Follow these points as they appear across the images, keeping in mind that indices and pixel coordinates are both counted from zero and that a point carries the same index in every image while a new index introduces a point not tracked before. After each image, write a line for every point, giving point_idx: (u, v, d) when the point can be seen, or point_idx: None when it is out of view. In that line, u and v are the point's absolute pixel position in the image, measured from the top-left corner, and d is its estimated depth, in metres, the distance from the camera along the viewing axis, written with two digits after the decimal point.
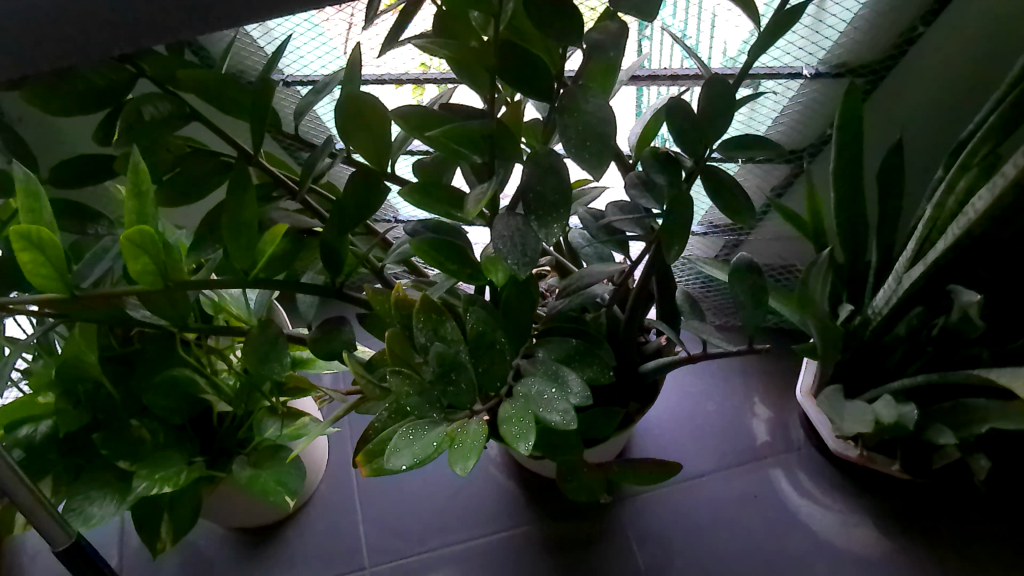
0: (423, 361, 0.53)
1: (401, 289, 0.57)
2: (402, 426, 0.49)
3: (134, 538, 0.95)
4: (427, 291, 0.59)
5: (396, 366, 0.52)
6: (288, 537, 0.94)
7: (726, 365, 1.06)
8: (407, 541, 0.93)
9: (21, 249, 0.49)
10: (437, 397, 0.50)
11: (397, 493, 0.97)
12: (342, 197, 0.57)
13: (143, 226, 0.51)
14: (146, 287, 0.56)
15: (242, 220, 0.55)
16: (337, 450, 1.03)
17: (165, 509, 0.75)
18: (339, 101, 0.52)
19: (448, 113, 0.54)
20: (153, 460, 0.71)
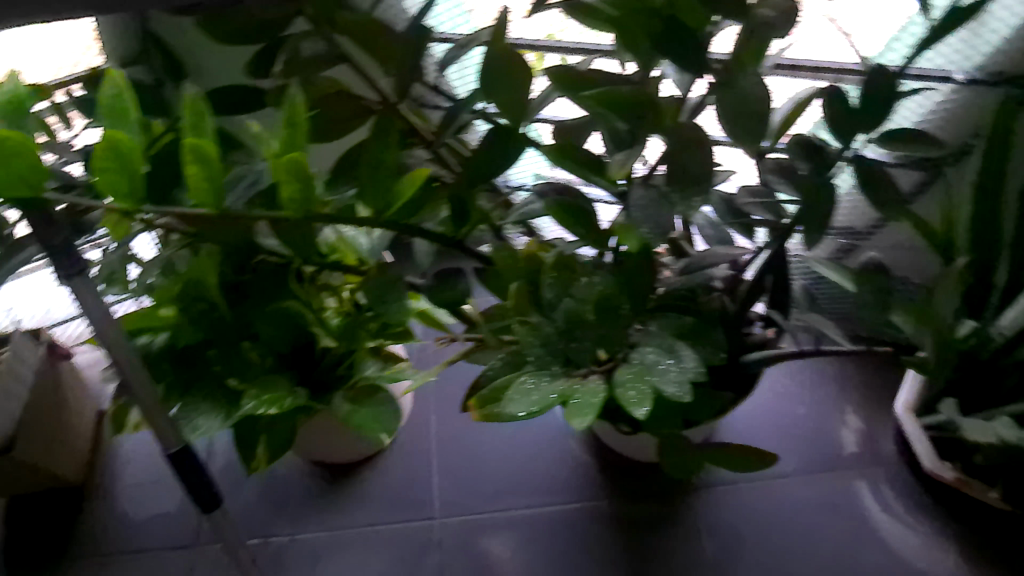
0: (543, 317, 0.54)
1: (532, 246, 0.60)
2: (522, 374, 0.51)
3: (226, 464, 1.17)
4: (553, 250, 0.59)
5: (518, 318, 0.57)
6: (364, 477, 0.99)
7: (821, 370, 1.04)
8: (481, 499, 0.96)
9: (188, 162, 0.51)
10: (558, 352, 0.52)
11: (475, 451, 1.00)
12: (475, 155, 0.60)
13: (298, 156, 0.53)
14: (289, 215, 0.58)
15: (383, 161, 0.57)
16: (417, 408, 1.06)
17: (263, 430, 0.79)
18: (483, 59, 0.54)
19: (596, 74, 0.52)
20: (261, 382, 0.75)
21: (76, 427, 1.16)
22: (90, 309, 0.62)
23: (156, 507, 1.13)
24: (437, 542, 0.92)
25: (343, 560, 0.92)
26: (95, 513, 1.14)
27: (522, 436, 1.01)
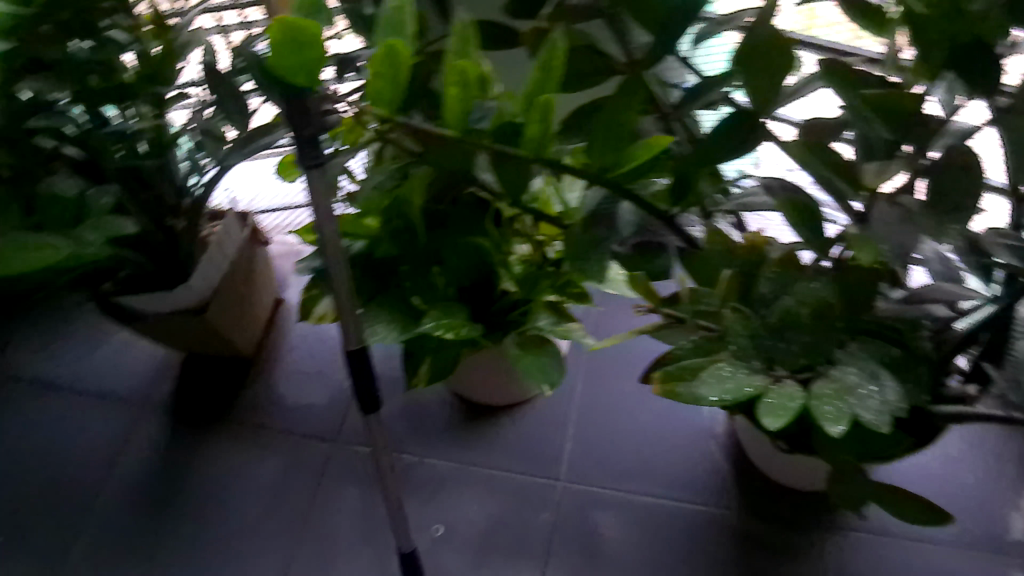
0: (757, 311, 0.60)
1: (758, 236, 0.62)
2: (723, 358, 0.58)
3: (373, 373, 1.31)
4: (776, 245, 0.63)
5: (729, 303, 0.61)
6: (500, 425, 1.13)
7: (1005, 447, 1.00)
8: (614, 478, 1.05)
9: (450, 84, 0.54)
10: (762, 348, 0.58)
11: (615, 430, 1.10)
12: (714, 137, 0.59)
13: (550, 101, 0.55)
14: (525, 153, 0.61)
15: (623, 120, 0.58)
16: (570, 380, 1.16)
17: (430, 351, 0.83)
18: (738, 45, 0.54)
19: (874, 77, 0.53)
20: (443, 306, 0.79)
21: (259, 307, 1.33)
22: (318, 205, 0.66)
23: (306, 397, 1.29)
24: (557, 501, 1.03)
25: (471, 493, 1.06)
26: (256, 386, 1.31)
27: (655, 428, 1.09)
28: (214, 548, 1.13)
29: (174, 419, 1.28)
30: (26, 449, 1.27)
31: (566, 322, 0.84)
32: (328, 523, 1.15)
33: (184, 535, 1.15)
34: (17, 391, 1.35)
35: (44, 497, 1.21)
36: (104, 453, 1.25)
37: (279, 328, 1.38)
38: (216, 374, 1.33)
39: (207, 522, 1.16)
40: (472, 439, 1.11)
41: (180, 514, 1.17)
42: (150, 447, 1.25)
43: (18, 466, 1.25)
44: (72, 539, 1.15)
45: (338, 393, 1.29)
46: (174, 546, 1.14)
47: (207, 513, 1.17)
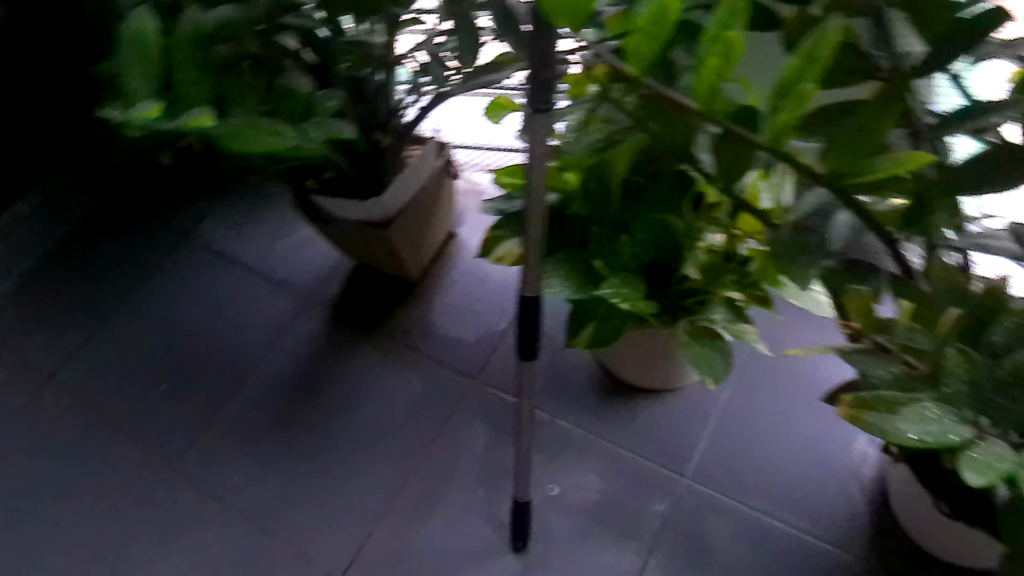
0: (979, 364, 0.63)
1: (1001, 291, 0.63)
2: (927, 405, 0.63)
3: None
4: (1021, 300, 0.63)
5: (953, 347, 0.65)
6: (638, 407, 1.15)
7: None
8: (743, 491, 1.06)
9: (713, 53, 0.58)
10: (974, 401, 0.63)
11: (754, 444, 1.09)
12: (967, 165, 0.58)
13: (807, 90, 0.56)
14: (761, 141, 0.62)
15: (871, 127, 0.56)
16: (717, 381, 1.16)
17: (598, 316, 0.84)
18: None
19: None
20: (624, 275, 0.79)
21: (434, 234, 1.37)
22: (536, 147, 0.66)
23: (457, 330, 1.33)
24: (677, 497, 1.07)
25: (595, 464, 1.11)
26: (414, 308, 1.37)
27: (797, 451, 1.08)
28: (349, 447, 1.23)
29: (336, 320, 1.37)
30: (209, 315, 1.41)
31: (742, 322, 0.82)
32: (452, 452, 1.20)
33: (326, 427, 1.26)
34: (207, 262, 1.48)
35: (217, 361, 1.36)
36: (271, 335, 1.37)
37: (447, 258, 1.42)
38: (381, 288, 1.40)
39: (348, 421, 1.26)
40: (610, 413, 1.15)
41: (326, 407, 1.28)
42: (310, 339, 1.36)
43: (201, 330, 1.40)
44: (235, 405, 1.30)
45: (488, 333, 1.32)
46: (315, 435, 1.25)
47: (348, 413, 1.27)
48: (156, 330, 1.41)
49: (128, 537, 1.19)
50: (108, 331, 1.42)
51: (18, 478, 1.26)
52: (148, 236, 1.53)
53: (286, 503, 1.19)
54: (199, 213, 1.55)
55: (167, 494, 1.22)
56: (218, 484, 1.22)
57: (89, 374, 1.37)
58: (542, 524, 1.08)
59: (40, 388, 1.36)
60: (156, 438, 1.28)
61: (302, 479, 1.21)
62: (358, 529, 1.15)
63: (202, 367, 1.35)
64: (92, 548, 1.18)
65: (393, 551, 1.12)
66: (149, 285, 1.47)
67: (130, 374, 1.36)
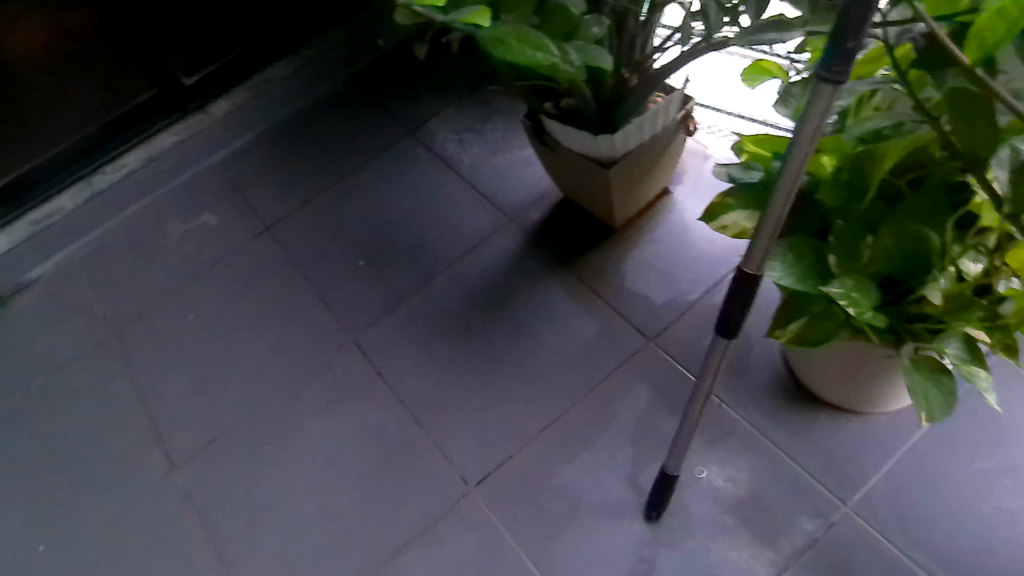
0: None
1: None
2: None
3: (717, 299, 1.27)
4: None
5: None
6: (814, 418, 1.08)
7: None
8: (907, 540, 0.98)
9: None
10: None
11: (935, 497, 1.00)
12: None
13: None
14: None
15: None
16: (909, 419, 1.06)
17: (812, 313, 0.79)
18: None
19: None
20: (858, 279, 0.73)
21: (651, 186, 1.34)
22: (811, 123, 0.60)
23: (646, 287, 1.30)
24: (832, 523, 1.00)
25: (753, 461, 1.07)
26: (610, 253, 1.36)
27: (982, 521, 0.97)
28: (513, 369, 1.25)
29: (532, 244, 1.39)
30: (415, 207, 1.48)
31: (978, 365, 0.73)
32: (610, 406, 1.19)
33: (497, 344, 1.29)
34: (426, 158, 1.54)
35: (414, 254, 1.42)
36: (469, 243, 1.41)
37: (656, 213, 1.38)
38: (583, 225, 1.39)
39: (517, 344, 1.28)
40: (783, 414, 1.10)
41: (503, 326, 1.30)
42: (503, 257, 1.38)
43: (405, 220, 1.47)
44: (420, 299, 1.36)
45: (675, 299, 1.28)
46: (487, 347, 1.29)
47: (521, 338, 1.29)
48: (367, 209, 1.49)
49: (301, 389, 1.30)
50: (326, 200, 1.52)
51: (227, 309, 1.41)
52: (383, 121, 1.61)
53: (444, 402, 1.24)
54: (432, 110, 1.60)
55: (342, 361, 1.31)
56: (388, 366, 1.29)
57: (305, 234, 1.48)
58: (681, 503, 1.06)
59: (262, 236, 1.50)
60: (345, 308, 1.37)
61: (465, 386, 1.25)
62: (502, 449, 1.17)
63: (399, 256, 1.42)
64: (270, 388, 1.30)
65: (530, 479, 1.14)
66: (373, 167, 1.55)
67: (338, 244, 1.46)
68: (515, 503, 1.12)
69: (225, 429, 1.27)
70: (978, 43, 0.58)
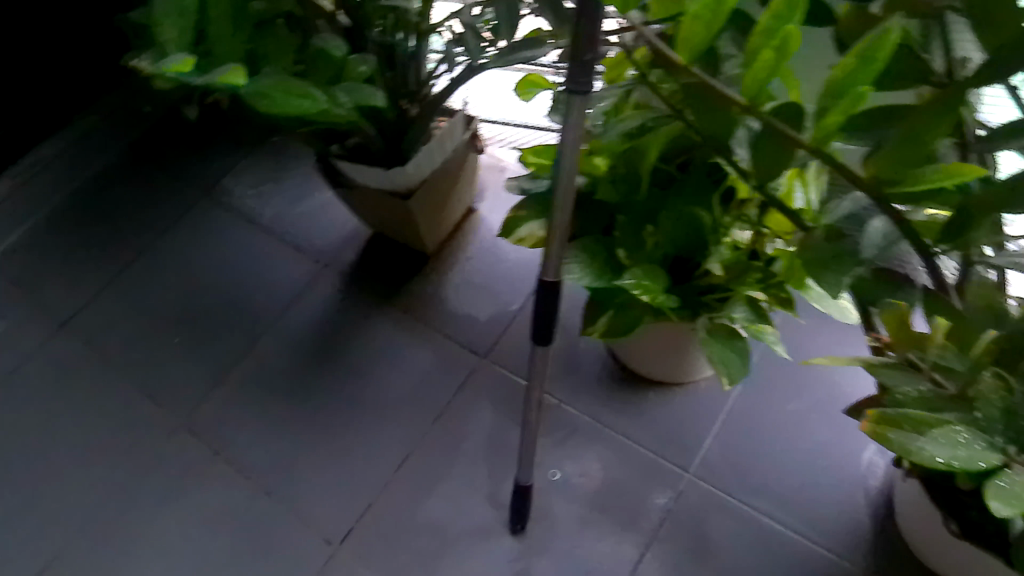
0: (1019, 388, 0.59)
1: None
2: (959, 429, 0.60)
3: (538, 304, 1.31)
4: None
5: (991, 367, 0.61)
6: (646, 396, 1.14)
7: None
8: (746, 491, 1.05)
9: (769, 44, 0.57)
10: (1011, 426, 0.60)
11: (759, 444, 1.09)
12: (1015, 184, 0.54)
13: (863, 94, 0.54)
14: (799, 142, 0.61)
15: (922, 138, 0.54)
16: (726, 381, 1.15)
17: (616, 306, 0.83)
18: None
19: None
20: (647, 267, 0.78)
21: (455, 207, 1.36)
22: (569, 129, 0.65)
23: (470, 306, 1.32)
24: (679, 492, 1.06)
25: (601, 451, 1.11)
26: (428, 279, 1.36)
27: (803, 456, 1.07)
28: (356, 416, 1.23)
29: (350, 286, 1.37)
30: (222, 271, 1.41)
31: (764, 322, 0.80)
32: (458, 429, 1.20)
33: (335, 394, 1.25)
34: (225, 218, 1.48)
35: (232, 319, 1.35)
36: (287, 297, 1.36)
37: (465, 232, 1.40)
38: (397, 257, 1.39)
39: (354, 389, 1.25)
40: (616, 399, 1.15)
41: (337, 373, 1.27)
42: (324, 304, 1.35)
43: (215, 285, 1.40)
44: (247, 365, 1.30)
45: (499, 312, 1.31)
46: (325, 399, 1.25)
47: (358, 381, 1.26)
48: (173, 282, 1.41)
49: (134, 488, 1.20)
50: (123, 281, 1.42)
51: (33, 419, 1.28)
52: (172, 187, 1.52)
53: (291, 465, 1.19)
54: (223, 169, 1.54)
55: (174, 447, 1.23)
56: (226, 442, 1.22)
57: (107, 322, 1.37)
58: (542, 508, 1.08)
59: (58, 332, 1.37)
60: (167, 391, 1.28)
61: (311, 443, 1.21)
62: (361, 499, 1.14)
63: (217, 324, 1.35)
64: (98, 495, 1.19)
65: (395, 522, 1.12)
66: (169, 236, 1.46)
67: (146, 325, 1.36)
68: (385, 550, 1.10)
69: (55, 552, 1.15)
70: (685, 43, 0.63)
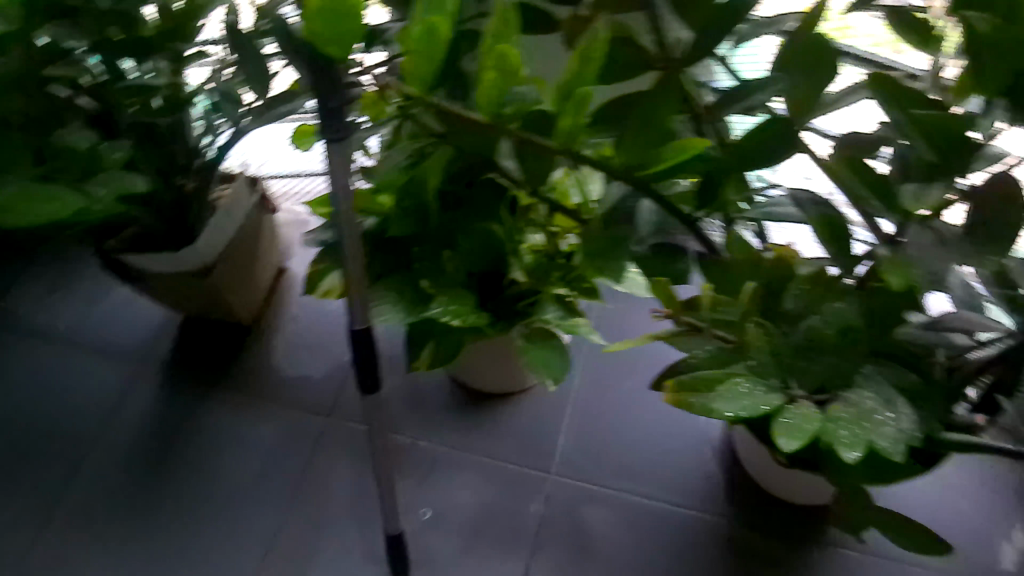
0: (783, 328, 0.64)
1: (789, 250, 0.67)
2: (739, 378, 0.62)
3: None
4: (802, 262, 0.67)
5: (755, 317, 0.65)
6: (496, 411, 1.15)
7: (999, 478, 1.07)
8: (610, 476, 1.08)
9: (489, 66, 0.56)
10: (784, 366, 0.63)
11: (610, 428, 1.13)
12: (743, 143, 0.61)
13: (586, 93, 0.57)
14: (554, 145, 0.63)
15: (656, 118, 0.59)
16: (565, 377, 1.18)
17: (435, 335, 0.83)
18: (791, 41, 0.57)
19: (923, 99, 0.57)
20: (453, 292, 0.79)
21: (263, 273, 1.32)
22: (336, 177, 0.64)
23: (302, 368, 1.28)
24: (548, 496, 1.06)
25: (466, 476, 1.09)
26: (252, 352, 1.30)
27: (651, 429, 1.12)
28: (203, 513, 1.13)
29: (169, 379, 1.27)
30: (17, 398, 1.26)
31: (575, 317, 0.84)
32: (318, 496, 1.14)
33: (175, 495, 1.14)
34: (10, 341, 1.33)
35: (39, 448, 1.20)
36: (100, 409, 1.24)
37: (281, 295, 1.36)
38: (213, 338, 1.31)
39: (197, 485, 1.15)
40: (467, 422, 1.14)
41: (173, 473, 1.17)
42: (145, 405, 1.24)
43: (11, 416, 1.24)
44: (68, 494, 1.15)
45: (333, 368, 1.28)
46: (165, 504, 1.13)
47: (199, 475, 1.16)
48: None
49: None
50: None
51: None
52: None
53: None
54: None
55: None
56: None
57: None
58: (423, 551, 1.02)
59: None
60: None
61: (159, 557, 1.09)
62: None
63: (22, 458, 1.19)
64: None
65: None
66: None
67: None
68: None
69: None
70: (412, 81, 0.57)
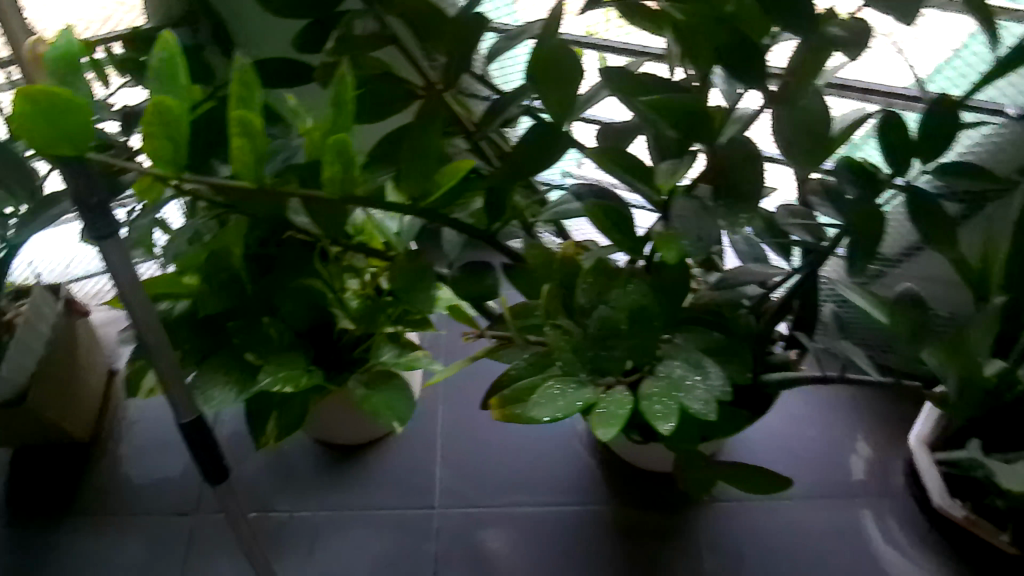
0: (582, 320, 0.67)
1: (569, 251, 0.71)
2: (553, 379, 0.64)
3: None
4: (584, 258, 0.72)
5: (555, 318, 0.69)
6: (367, 460, 1.13)
7: (836, 399, 1.17)
8: (492, 495, 1.08)
9: (235, 133, 0.54)
10: (587, 359, 0.64)
11: (482, 448, 1.13)
12: (513, 152, 0.63)
13: (343, 137, 0.57)
14: (327, 194, 0.62)
15: (424, 148, 0.60)
16: (430, 407, 1.18)
17: (275, 406, 0.80)
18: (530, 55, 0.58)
19: (660, 83, 0.62)
20: (280, 358, 0.76)
21: (91, 380, 1.23)
22: (118, 271, 0.60)
23: (157, 470, 1.20)
24: (437, 531, 1.05)
25: (351, 535, 1.05)
26: (97, 467, 1.20)
27: (520, 438, 1.14)
28: None
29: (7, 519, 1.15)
30: None
31: (412, 351, 0.84)
32: None
33: None
34: None
35: None
36: None
37: (116, 400, 1.28)
38: (48, 464, 1.21)
39: None
40: (339, 479, 1.11)
41: None
42: None
43: None
44: None
45: (190, 462, 1.21)
46: None
47: None
48: None
49: None
50: None
51: None
52: None
53: None
54: None
55: None
56: None
57: None
58: None
59: None
60: None
61: None
62: None
63: None
64: None
65: None
66: None
67: None
68: None
69: None
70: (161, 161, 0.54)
